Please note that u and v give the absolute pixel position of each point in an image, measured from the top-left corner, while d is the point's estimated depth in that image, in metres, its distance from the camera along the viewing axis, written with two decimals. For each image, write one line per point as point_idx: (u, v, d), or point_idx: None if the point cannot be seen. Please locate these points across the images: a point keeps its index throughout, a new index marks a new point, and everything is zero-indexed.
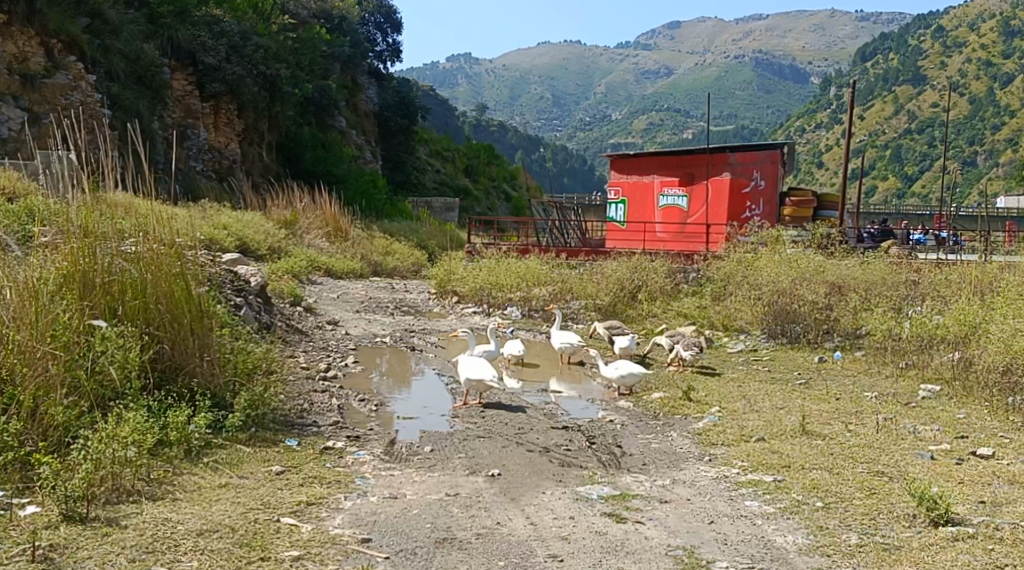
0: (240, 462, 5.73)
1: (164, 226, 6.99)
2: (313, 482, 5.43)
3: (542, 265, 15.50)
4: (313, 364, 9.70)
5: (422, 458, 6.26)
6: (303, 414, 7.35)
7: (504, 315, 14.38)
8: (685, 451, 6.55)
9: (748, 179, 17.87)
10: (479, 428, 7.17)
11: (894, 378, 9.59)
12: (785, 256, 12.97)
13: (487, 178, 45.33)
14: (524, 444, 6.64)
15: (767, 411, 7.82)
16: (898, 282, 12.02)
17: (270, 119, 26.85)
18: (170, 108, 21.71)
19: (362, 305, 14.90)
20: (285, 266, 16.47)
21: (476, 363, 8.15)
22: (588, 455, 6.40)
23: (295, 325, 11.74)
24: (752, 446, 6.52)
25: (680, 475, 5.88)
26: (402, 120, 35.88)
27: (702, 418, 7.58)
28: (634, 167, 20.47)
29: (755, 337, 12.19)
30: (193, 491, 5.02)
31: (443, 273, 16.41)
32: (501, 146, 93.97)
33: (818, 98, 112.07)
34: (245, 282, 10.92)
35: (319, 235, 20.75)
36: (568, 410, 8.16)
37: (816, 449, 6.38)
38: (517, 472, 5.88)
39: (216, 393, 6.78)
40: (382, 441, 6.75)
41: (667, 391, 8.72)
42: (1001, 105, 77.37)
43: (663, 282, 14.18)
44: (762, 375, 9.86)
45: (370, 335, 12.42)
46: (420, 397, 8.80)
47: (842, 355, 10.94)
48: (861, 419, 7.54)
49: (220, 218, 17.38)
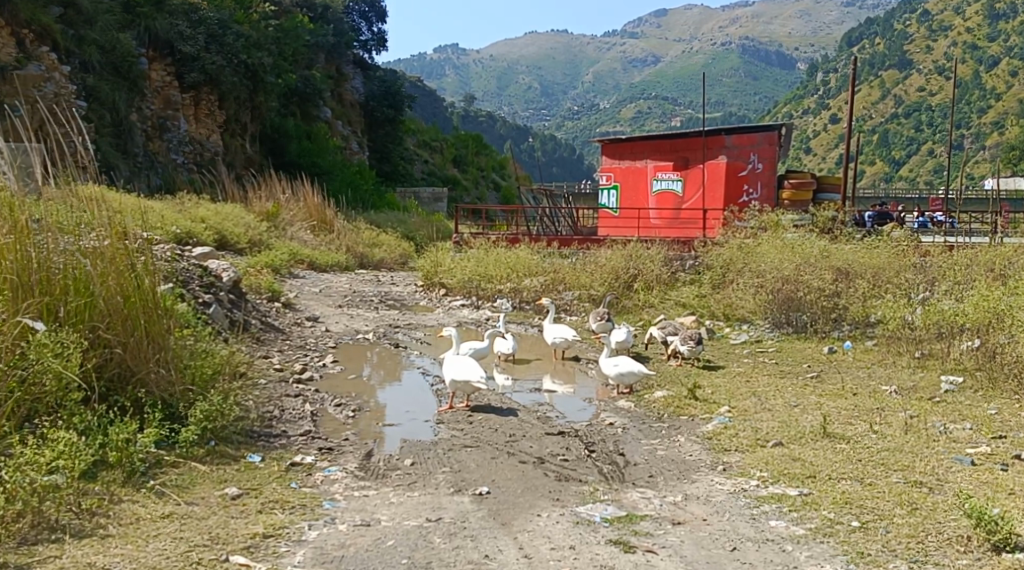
0: (190, 486, 5.03)
1: (113, 216, 6.21)
2: (273, 509, 4.72)
3: (533, 255, 14.75)
4: (286, 365, 8.94)
5: (401, 474, 5.55)
6: (270, 424, 6.61)
7: (493, 308, 13.60)
8: (695, 459, 5.87)
9: (745, 161, 17.20)
10: (466, 435, 6.48)
11: (913, 370, 8.94)
12: (787, 241, 12.32)
13: (475, 168, 44.62)
14: (515, 455, 5.94)
15: (781, 410, 7.15)
16: (906, 268, 11.38)
17: (252, 110, 25.98)
18: (147, 99, 20.92)
19: (344, 300, 14.16)
20: (264, 260, 15.72)
21: (462, 362, 7.44)
22: (587, 466, 5.71)
23: (271, 322, 11.02)
24: (769, 453, 5.84)
25: (692, 490, 5.19)
26: (388, 110, 34.98)
27: (711, 421, 6.88)
28: (625, 151, 19.79)
29: (759, 327, 11.48)
30: (129, 525, 4.33)
31: (430, 264, 15.66)
32: (490, 135, 93.01)
33: (806, 84, 111.57)
34: (215, 278, 10.19)
35: (303, 227, 20.00)
36: (563, 412, 7.43)
37: (843, 455, 5.73)
38: (508, 490, 5.18)
39: (172, 402, 6.05)
40: (358, 454, 6.01)
41: (671, 390, 7.99)
42: (988, 88, 76.94)
43: (660, 272, 13.49)
44: (770, 369, 9.16)
45: (351, 332, 11.68)
46: (404, 399, 8.06)
47: (853, 345, 10.27)
48: (885, 418, 6.86)
49: (198, 211, 16.64)
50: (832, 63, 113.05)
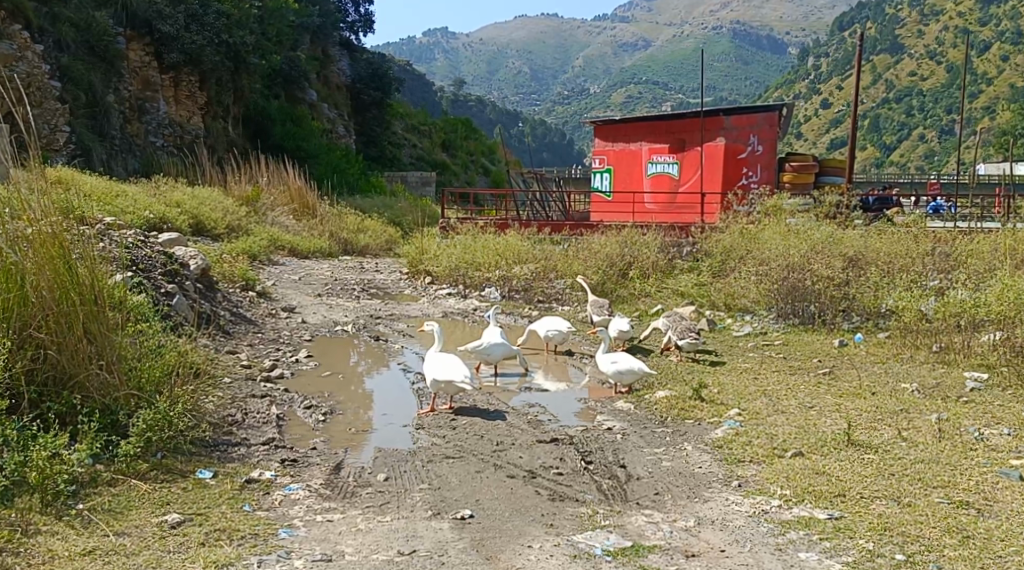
0: (124, 511, 4.32)
1: (49, 199, 5.46)
2: (219, 540, 4.03)
3: (523, 240, 14.02)
4: (255, 362, 8.23)
5: (372, 492, 4.85)
6: (228, 431, 5.88)
7: (481, 297, 12.85)
8: (706, 473, 5.20)
9: (745, 143, 16.50)
10: (448, 444, 5.79)
11: (933, 366, 8.32)
12: (791, 228, 11.70)
13: (464, 152, 43.88)
14: (502, 468, 5.26)
15: (797, 413, 6.53)
16: (918, 255, 10.76)
17: (235, 91, 25.06)
18: (125, 80, 19.99)
19: (324, 288, 13.43)
20: (241, 246, 14.94)
21: (446, 361, 6.76)
22: (585, 482, 5.04)
23: (243, 314, 10.32)
24: (789, 466, 5.17)
25: (705, 512, 4.52)
26: (375, 92, 34.01)
27: (721, 425, 6.22)
28: (619, 133, 19.06)
29: (763, 317, 10.83)
30: (41, 566, 3.67)
31: (415, 251, 14.93)
32: (479, 120, 91.87)
33: (797, 69, 110.84)
34: (180, 267, 9.48)
35: (284, 212, 19.21)
36: (557, 414, 6.76)
37: (873, 468, 5.07)
38: (494, 513, 4.50)
39: (114, 408, 5.30)
40: (325, 468, 5.30)
41: (674, 389, 7.32)
42: (978, 74, 76.39)
43: (656, 258, 12.82)
44: (779, 365, 8.50)
45: (329, 323, 10.95)
46: (382, 400, 7.37)
47: (863, 338, 9.66)
48: (912, 422, 6.24)
49: (174, 195, 15.86)
50: (823, 49, 112.43)
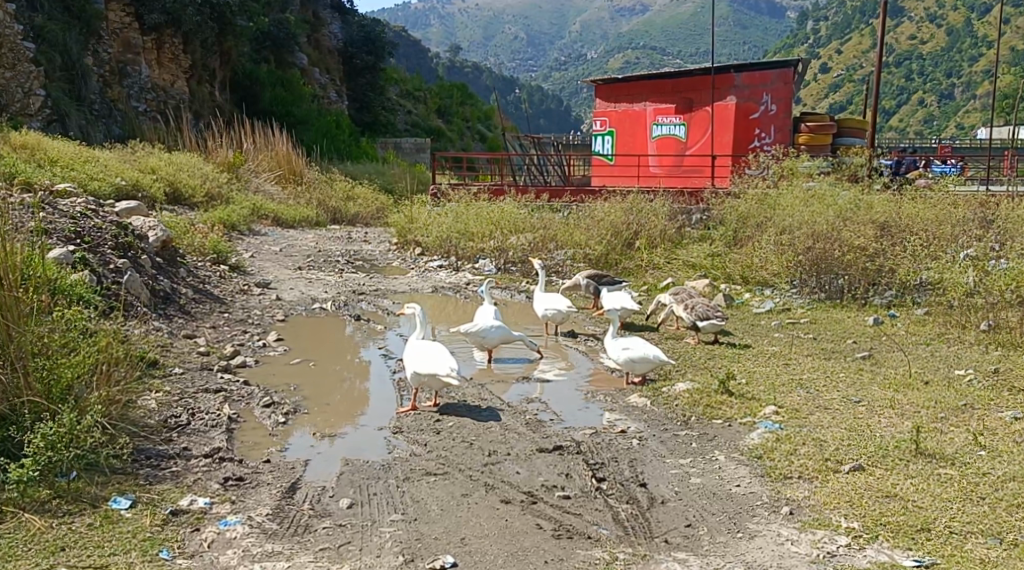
0: None
1: None
2: None
3: (520, 207, 12.89)
4: (216, 348, 7.18)
5: (332, 526, 3.86)
6: (168, 439, 4.87)
7: (475, 270, 11.81)
8: (747, 495, 4.19)
9: (757, 103, 15.41)
10: (431, 454, 4.79)
11: (986, 348, 7.32)
12: (813, 192, 10.61)
13: (460, 119, 42.52)
14: (495, 489, 4.25)
15: (843, 410, 5.54)
16: (957, 222, 9.67)
17: (220, 55, 23.69)
18: (104, 42, 18.65)
19: (306, 261, 12.38)
20: (218, 215, 13.81)
21: (431, 350, 5.73)
22: (598, 509, 4.04)
23: (211, 291, 9.27)
24: (850, 486, 4.15)
25: (754, 556, 3.55)
26: (367, 56, 32.52)
27: (756, 428, 5.20)
28: (621, 93, 17.85)
29: (785, 292, 9.83)
30: None
31: (403, 220, 13.82)
32: (477, 86, 90.16)
33: (795, 34, 108.58)
34: (136, 239, 8.39)
35: (269, 178, 18.08)
36: (560, 413, 5.73)
37: (956, 491, 4.06)
38: (484, 560, 3.51)
39: (14, 416, 4.27)
40: (276, 490, 4.28)
41: (697, 381, 6.29)
42: (979, 35, 74.34)
43: (665, 227, 11.76)
44: (811, 348, 7.49)
45: (308, 300, 9.90)
46: (358, 393, 6.32)
47: (899, 315, 8.65)
48: (983, 422, 5.23)
49: (148, 161, 14.75)
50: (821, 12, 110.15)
